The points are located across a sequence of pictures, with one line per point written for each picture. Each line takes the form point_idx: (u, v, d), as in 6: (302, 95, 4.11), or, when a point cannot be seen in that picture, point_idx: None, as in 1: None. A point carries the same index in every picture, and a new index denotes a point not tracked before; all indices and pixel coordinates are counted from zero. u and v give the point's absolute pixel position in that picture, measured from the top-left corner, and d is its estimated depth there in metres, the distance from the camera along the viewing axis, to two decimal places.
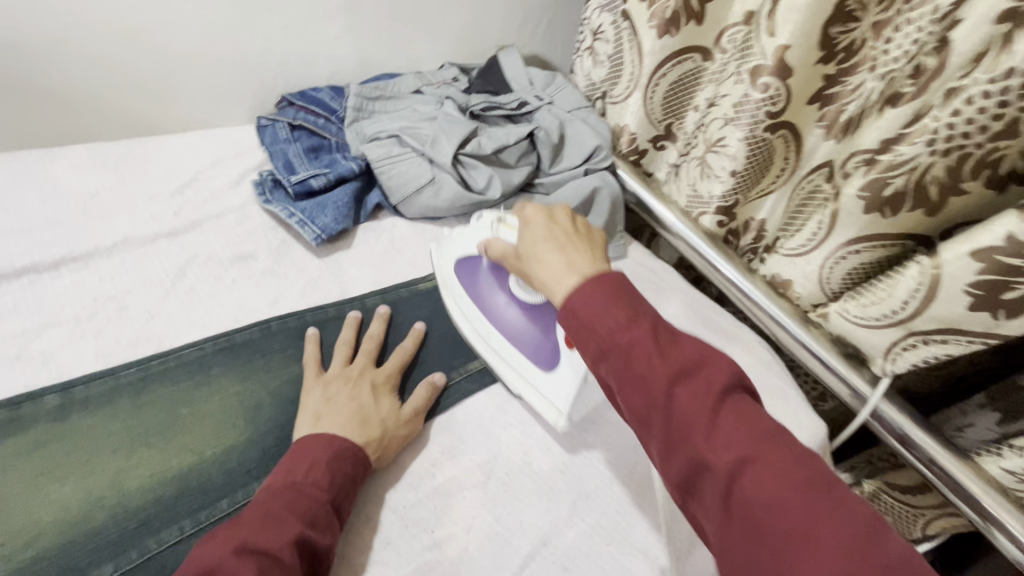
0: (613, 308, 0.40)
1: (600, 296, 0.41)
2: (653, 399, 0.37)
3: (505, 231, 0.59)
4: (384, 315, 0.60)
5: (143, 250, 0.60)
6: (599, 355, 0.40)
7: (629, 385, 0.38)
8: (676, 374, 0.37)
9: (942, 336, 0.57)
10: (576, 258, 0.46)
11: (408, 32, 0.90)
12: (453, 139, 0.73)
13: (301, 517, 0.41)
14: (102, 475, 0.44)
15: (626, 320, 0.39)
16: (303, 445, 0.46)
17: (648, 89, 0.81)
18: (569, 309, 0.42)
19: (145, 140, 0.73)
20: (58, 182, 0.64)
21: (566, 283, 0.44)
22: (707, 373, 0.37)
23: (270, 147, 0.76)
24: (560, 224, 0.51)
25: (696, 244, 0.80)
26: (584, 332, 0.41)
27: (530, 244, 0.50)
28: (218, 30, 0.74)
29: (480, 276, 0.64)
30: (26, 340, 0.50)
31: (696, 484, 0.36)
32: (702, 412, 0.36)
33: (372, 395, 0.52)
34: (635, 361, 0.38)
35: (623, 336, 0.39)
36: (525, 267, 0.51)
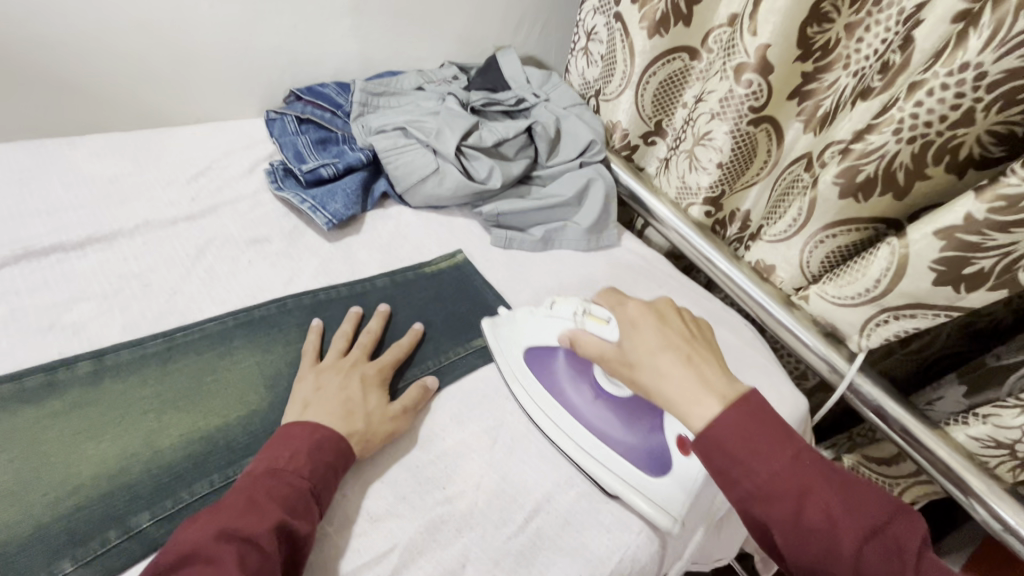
0: (774, 448, 0.42)
1: (756, 432, 0.43)
2: (838, 549, 0.39)
3: (592, 323, 0.57)
4: (383, 313, 0.62)
5: (163, 233, 0.63)
6: (759, 496, 0.41)
7: (804, 533, 0.40)
8: (855, 521, 0.40)
9: (910, 311, 0.62)
10: (709, 376, 0.47)
11: (410, 31, 0.94)
12: (456, 131, 0.78)
13: (280, 504, 0.42)
14: (135, 434, 0.47)
15: (792, 463, 0.42)
16: (288, 435, 0.47)
17: (639, 87, 0.86)
18: (719, 440, 0.43)
19: (160, 131, 0.76)
20: (78, 169, 0.67)
21: (701, 404, 0.45)
22: (877, 516, 0.40)
23: (280, 139, 0.80)
24: (671, 327, 0.52)
25: (685, 233, 0.85)
26: (740, 470, 0.42)
27: (644, 351, 0.51)
28: (230, 26, 0.78)
29: (556, 368, 0.61)
30: (57, 313, 0.53)
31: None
32: (888, 563, 0.38)
33: (362, 387, 0.53)
34: (809, 508, 0.40)
35: (791, 480, 0.41)
36: (637, 373, 0.51)
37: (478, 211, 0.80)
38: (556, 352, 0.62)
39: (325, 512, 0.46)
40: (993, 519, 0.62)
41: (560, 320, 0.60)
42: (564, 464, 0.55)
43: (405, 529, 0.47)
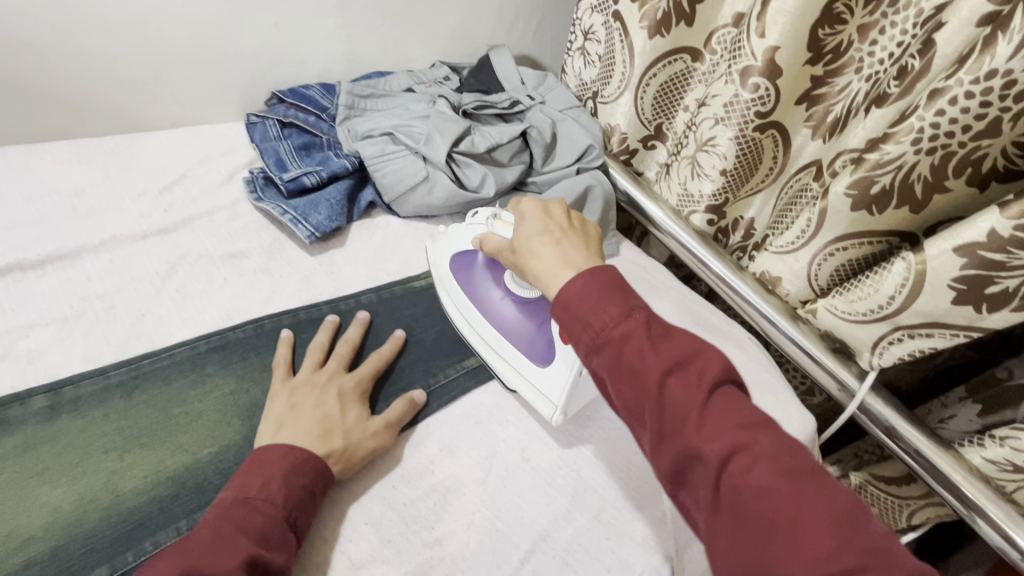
0: (605, 302, 0.41)
1: (593, 290, 0.42)
2: (646, 390, 0.38)
3: (501, 228, 0.60)
4: (364, 320, 0.59)
5: (131, 248, 0.59)
6: (592, 347, 0.41)
7: (621, 376, 0.39)
8: (670, 364, 0.38)
9: (927, 330, 0.59)
10: (570, 254, 0.48)
11: (399, 30, 0.89)
12: (446, 137, 0.73)
13: (252, 536, 0.39)
14: (95, 477, 0.43)
15: (619, 314, 0.41)
16: (260, 460, 0.43)
17: (639, 89, 0.82)
18: (562, 299, 0.43)
19: (131, 137, 0.72)
20: (41, 179, 0.63)
21: (560, 277, 0.46)
22: (697, 363, 0.38)
23: (261, 145, 0.75)
24: (552, 217, 0.53)
25: (686, 241, 0.81)
26: (576, 323, 0.42)
27: (524, 239, 0.52)
28: (206, 26, 0.73)
29: (476, 271, 0.65)
30: (13, 340, 0.49)
31: (687, 474, 0.36)
32: (691, 400, 0.37)
33: (339, 402, 0.50)
34: (627, 353, 0.39)
35: (617, 329, 0.40)
36: (519, 260, 0.52)
37: None
38: (478, 257, 0.66)
39: (301, 541, 0.43)
40: (1005, 544, 0.58)
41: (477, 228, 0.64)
42: (562, 497, 0.51)
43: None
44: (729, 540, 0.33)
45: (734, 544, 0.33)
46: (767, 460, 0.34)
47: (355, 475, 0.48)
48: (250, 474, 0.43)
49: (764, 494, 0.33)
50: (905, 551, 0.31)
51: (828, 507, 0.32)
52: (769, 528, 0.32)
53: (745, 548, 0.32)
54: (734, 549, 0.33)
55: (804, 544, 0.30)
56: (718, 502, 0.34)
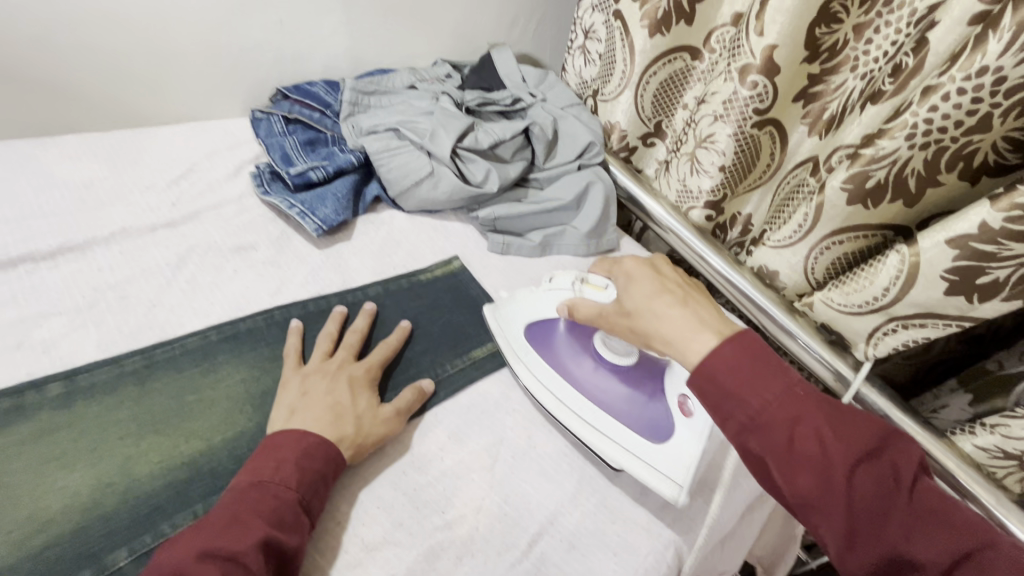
0: (769, 385, 0.42)
1: (749, 366, 0.44)
2: (832, 483, 0.39)
3: (590, 291, 0.60)
4: (370, 311, 0.60)
5: (142, 240, 0.60)
6: (754, 430, 0.42)
7: (797, 467, 0.40)
8: (854, 452, 0.40)
9: (920, 320, 0.61)
10: (704, 315, 0.48)
11: (402, 28, 0.90)
12: (451, 133, 0.75)
13: (266, 518, 0.39)
14: (111, 461, 0.43)
15: (786, 397, 0.42)
16: (273, 445, 0.44)
17: (639, 87, 0.83)
18: (716, 381, 0.44)
19: (138, 131, 0.72)
20: (50, 172, 0.63)
21: (700, 340, 0.46)
22: (882, 452, 0.40)
23: (266, 140, 0.76)
24: (666, 277, 0.53)
25: (685, 236, 0.83)
26: (734, 404, 0.43)
27: (638, 299, 0.52)
28: (212, 22, 0.74)
29: (556, 342, 0.61)
30: (26, 329, 0.49)
31: (886, 570, 0.38)
32: (883, 496, 0.38)
33: (351, 390, 0.51)
34: (799, 441, 0.41)
35: (783, 414, 0.41)
36: (636, 323, 0.52)
37: (473, 216, 0.77)
38: (557, 325, 0.63)
39: (316, 523, 0.44)
40: (999, 530, 0.60)
41: (559, 291, 0.62)
42: (568, 483, 0.53)
43: (401, 557, 0.44)
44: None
45: None
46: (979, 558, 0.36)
47: (364, 461, 0.49)
48: (263, 459, 0.44)
49: None
50: None
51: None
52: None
53: None
54: None
55: None
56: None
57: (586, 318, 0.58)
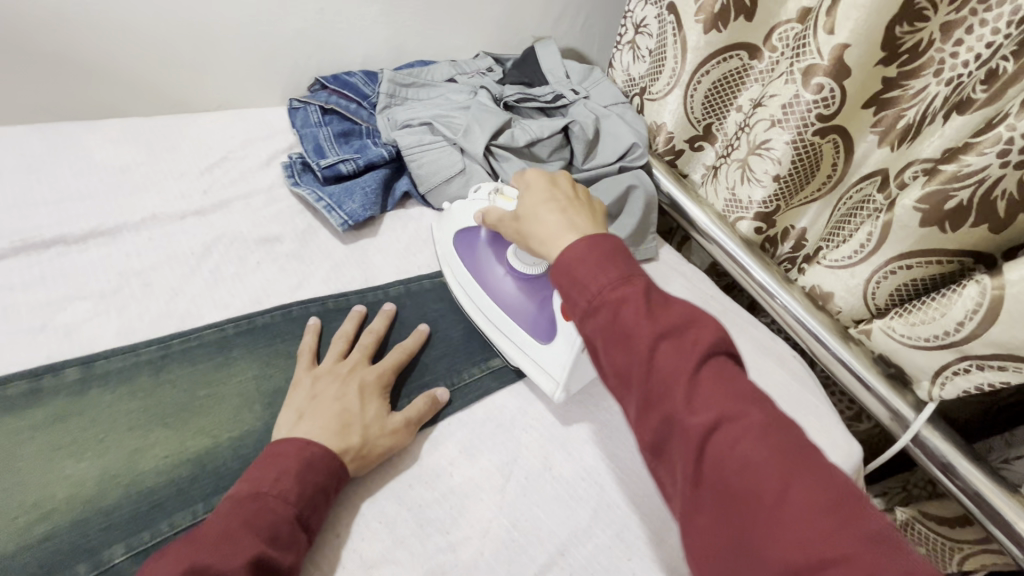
0: (604, 265, 0.42)
1: (594, 254, 0.43)
2: (637, 355, 0.38)
3: (503, 202, 0.59)
4: (389, 312, 0.57)
5: (172, 227, 0.60)
6: (587, 310, 0.41)
7: (614, 339, 0.39)
8: (666, 334, 0.38)
9: (999, 362, 0.53)
10: (575, 219, 0.49)
11: (445, 19, 0.88)
12: (486, 129, 0.72)
13: (260, 534, 0.38)
14: (118, 453, 0.43)
15: (618, 277, 0.41)
16: (274, 453, 0.43)
17: (690, 87, 0.78)
18: (564, 264, 0.44)
19: (179, 118, 0.73)
20: (92, 155, 0.64)
21: (566, 239, 0.47)
22: (692, 331, 0.38)
23: (301, 131, 0.75)
24: (558, 189, 0.54)
25: (730, 248, 0.77)
26: (574, 284, 0.43)
27: (529, 203, 0.53)
28: (256, 12, 0.74)
29: (479, 248, 0.63)
30: (51, 312, 0.50)
31: (669, 443, 0.36)
32: (679, 366, 0.36)
33: (361, 397, 0.49)
34: (622, 315, 0.39)
35: (613, 292, 0.41)
36: (521, 227, 0.53)
37: None
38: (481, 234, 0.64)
39: (313, 538, 0.42)
40: None
41: (477, 202, 0.62)
42: (583, 510, 0.49)
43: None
44: (707, 517, 0.33)
45: (712, 519, 0.33)
46: (753, 433, 0.33)
47: (371, 472, 0.47)
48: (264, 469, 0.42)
49: (746, 467, 0.32)
50: (901, 544, 0.30)
51: (813, 488, 0.31)
52: (742, 500, 0.32)
53: (725, 523, 0.32)
54: (713, 524, 0.33)
55: (774, 520, 0.30)
56: (698, 474, 0.34)
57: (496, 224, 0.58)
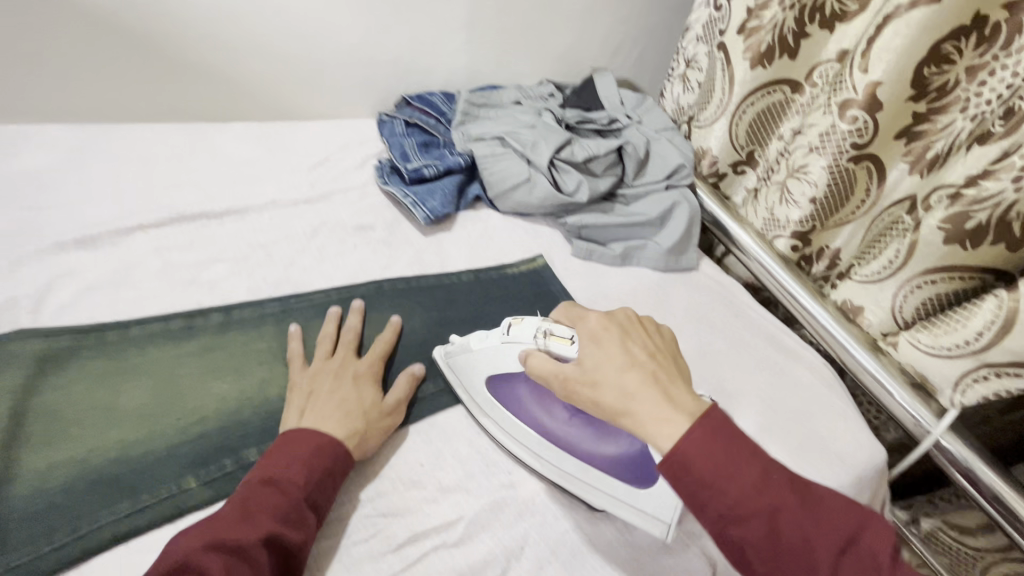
0: (743, 467, 0.40)
1: (718, 446, 0.40)
2: (817, 568, 0.38)
3: (556, 344, 0.52)
4: (359, 308, 0.61)
5: (287, 211, 0.72)
6: (732, 518, 0.39)
7: (783, 555, 0.38)
8: (839, 542, 0.38)
9: (1015, 369, 0.59)
10: (672, 391, 0.44)
11: (517, 50, 1.00)
12: (551, 144, 0.82)
13: (275, 515, 0.41)
14: (251, 380, 0.53)
15: (759, 481, 0.39)
16: (286, 441, 0.47)
17: (735, 116, 0.87)
18: (685, 463, 0.40)
19: (290, 124, 0.86)
20: (225, 150, 0.78)
21: (673, 422, 0.42)
22: (856, 531, 0.39)
23: (389, 139, 0.87)
24: (636, 351, 0.47)
25: (767, 263, 0.84)
26: (709, 490, 0.39)
27: (609, 368, 0.46)
28: (362, 41, 0.86)
29: (522, 396, 0.57)
30: (198, 269, 0.61)
31: None
32: None
33: (354, 386, 0.53)
34: (784, 529, 0.38)
35: (759, 502, 0.39)
36: (601, 389, 0.46)
37: (561, 221, 0.83)
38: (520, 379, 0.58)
39: (326, 518, 0.45)
40: None
41: (523, 341, 0.55)
42: None
43: (471, 501, 0.50)
44: None
45: None
46: None
47: (447, 417, 0.57)
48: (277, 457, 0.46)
49: None
50: None
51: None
52: None
53: None
54: None
55: None
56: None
57: (543, 377, 0.51)
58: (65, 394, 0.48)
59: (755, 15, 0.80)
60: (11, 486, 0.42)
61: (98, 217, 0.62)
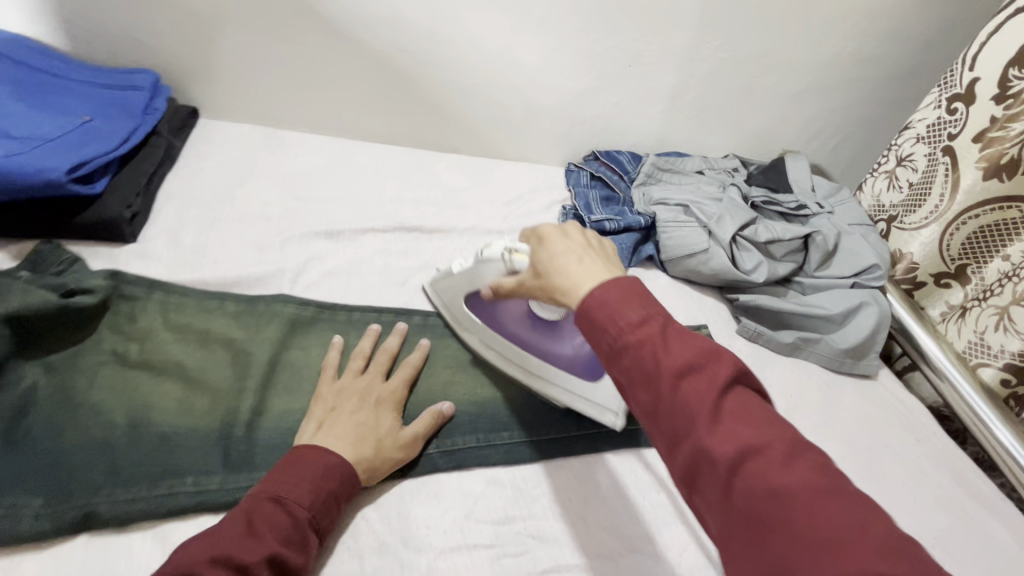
0: (624, 306, 0.39)
1: (616, 295, 0.40)
2: (660, 394, 0.36)
3: (519, 259, 0.54)
4: (402, 331, 0.61)
5: (483, 237, 0.81)
6: (609, 353, 0.39)
7: (636, 379, 0.38)
8: (686, 368, 0.36)
9: None
10: (594, 267, 0.43)
11: (711, 123, 1.02)
12: (736, 221, 0.83)
13: (278, 534, 0.41)
14: (437, 381, 0.61)
15: (638, 320, 0.38)
16: (300, 456, 0.46)
17: (950, 226, 0.80)
18: (585, 308, 0.40)
19: (494, 162, 0.98)
20: (440, 176, 0.90)
21: (586, 288, 0.42)
22: (711, 365, 0.36)
23: (575, 188, 0.94)
24: (557, 246, 0.47)
25: (965, 389, 0.74)
26: (598, 329, 0.40)
27: (547, 262, 0.47)
28: (571, 101, 0.94)
29: (493, 310, 0.63)
30: (409, 274, 0.71)
31: (699, 478, 0.34)
32: (702, 405, 0.34)
33: (374, 410, 0.52)
34: (640, 358, 0.37)
35: (634, 336, 0.38)
36: (544, 281, 0.47)
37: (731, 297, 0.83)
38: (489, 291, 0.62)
39: (326, 541, 0.46)
40: None
41: (491, 265, 0.58)
42: None
43: (615, 552, 0.51)
44: (744, 554, 0.32)
45: (746, 552, 0.31)
46: (784, 468, 0.32)
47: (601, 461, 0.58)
48: (284, 470, 0.45)
49: (777, 499, 0.31)
50: (923, 555, 0.29)
51: (838, 510, 0.30)
52: (770, 528, 0.31)
53: (757, 556, 0.31)
54: (747, 555, 0.31)
55: (813, 554, 0.29)
56: (727, 498, 0.33)
57: (511, 292, 0.53)
58: (305, 354, 0.58)
59: (1000, 124, 0.74)
60: (263, 418, 0.52)
61: (342, 216, 0.76)
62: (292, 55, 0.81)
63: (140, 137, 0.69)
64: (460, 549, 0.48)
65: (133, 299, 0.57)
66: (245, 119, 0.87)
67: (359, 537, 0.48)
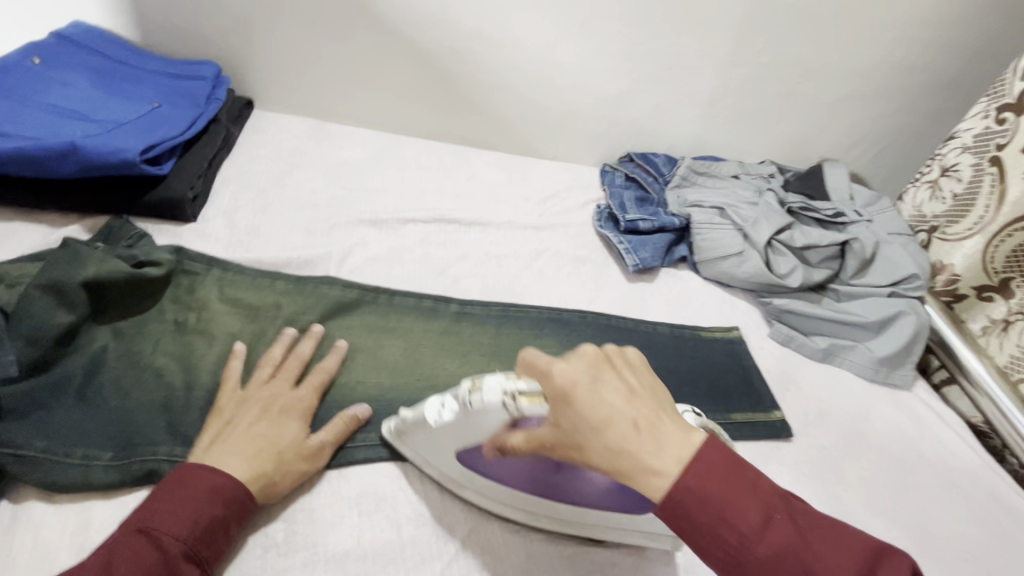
0: (743, 507, 0.36)
1: (719, 487, 0.36)
2: None
3: (528, 405, 0.42)
4: (317, 334, 0.57)
5: (519, 232, 0.83)
6: (743, 572, 0.36)
7: None
8: (841, 574, 0.34)
9: None
10: (657, 438, 0.37)
11: (748, 129, 1.02)
12: (773, 225, 0.83)
13: (140, 571, 0.37)
14: (472, 368, 0.63)
15: (761, 522, 0.35)
16: (178, 480, 0.42)
17: (995, 238, 0.79)
18: (688, 513, 0.36)
19: (530, 160, 0.99)
20: (478, 172, 0.92)
21: (661, 477, 0.36)
22: (861, 562, 0.35)
23: (609, 188, 0.95)
24: (599, 408, 0.38)
25: (1007, 406, 0.73)
26: (712, 539, 0.36)
27: (589, 432, 0.38)
28: (610, 102, 0.95)
29: (491, 470, 0.47)
30: (447, 264, 0.74)
31: None
32: None
33: (277, 420, 0.49)
34: (787, 575, 0.35)
35: (765, 547, 0.35)
36: (590, 456, 0.38)
37: (764, 301, 0.83)
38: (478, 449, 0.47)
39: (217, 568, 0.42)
40: None
41: (485, 414, 0.43)
42: None
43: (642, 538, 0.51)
44: None
45: None
46: None
47: None
48: (159, 496, 0.41)
49: None
50: None
51: None
52: None
53: None
54: None
55: None
56: None
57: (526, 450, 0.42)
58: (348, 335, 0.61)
59: None
60: None
61: (384, 206, 0.79)
62: (344, 53, 0.85)
63: (204, 123, 0.73)
64: (491, 525, 0.50)
65: (194, 274, 0.61)
66: (295, 112, 0.91)
67: (398, 507, 0.50)
